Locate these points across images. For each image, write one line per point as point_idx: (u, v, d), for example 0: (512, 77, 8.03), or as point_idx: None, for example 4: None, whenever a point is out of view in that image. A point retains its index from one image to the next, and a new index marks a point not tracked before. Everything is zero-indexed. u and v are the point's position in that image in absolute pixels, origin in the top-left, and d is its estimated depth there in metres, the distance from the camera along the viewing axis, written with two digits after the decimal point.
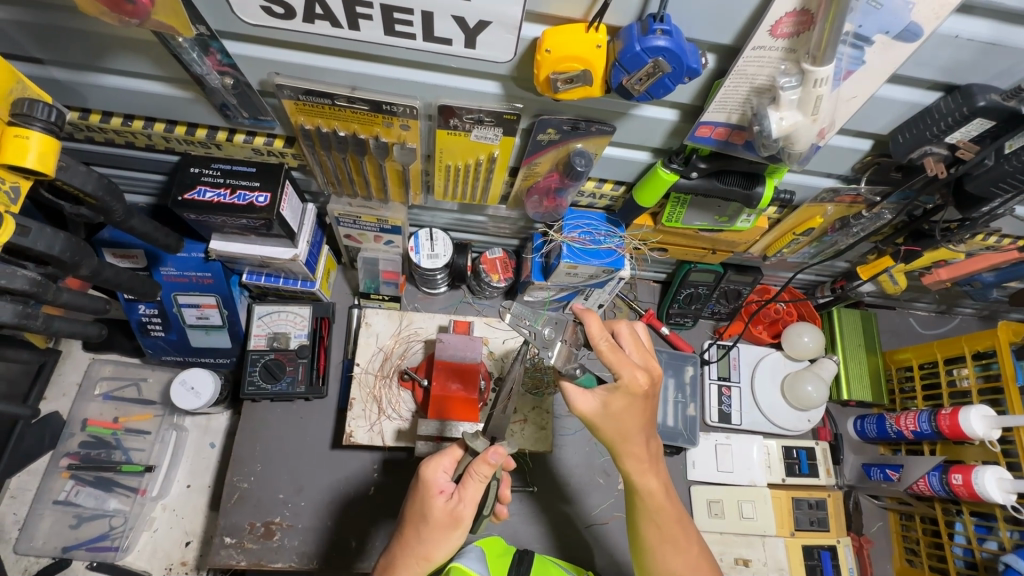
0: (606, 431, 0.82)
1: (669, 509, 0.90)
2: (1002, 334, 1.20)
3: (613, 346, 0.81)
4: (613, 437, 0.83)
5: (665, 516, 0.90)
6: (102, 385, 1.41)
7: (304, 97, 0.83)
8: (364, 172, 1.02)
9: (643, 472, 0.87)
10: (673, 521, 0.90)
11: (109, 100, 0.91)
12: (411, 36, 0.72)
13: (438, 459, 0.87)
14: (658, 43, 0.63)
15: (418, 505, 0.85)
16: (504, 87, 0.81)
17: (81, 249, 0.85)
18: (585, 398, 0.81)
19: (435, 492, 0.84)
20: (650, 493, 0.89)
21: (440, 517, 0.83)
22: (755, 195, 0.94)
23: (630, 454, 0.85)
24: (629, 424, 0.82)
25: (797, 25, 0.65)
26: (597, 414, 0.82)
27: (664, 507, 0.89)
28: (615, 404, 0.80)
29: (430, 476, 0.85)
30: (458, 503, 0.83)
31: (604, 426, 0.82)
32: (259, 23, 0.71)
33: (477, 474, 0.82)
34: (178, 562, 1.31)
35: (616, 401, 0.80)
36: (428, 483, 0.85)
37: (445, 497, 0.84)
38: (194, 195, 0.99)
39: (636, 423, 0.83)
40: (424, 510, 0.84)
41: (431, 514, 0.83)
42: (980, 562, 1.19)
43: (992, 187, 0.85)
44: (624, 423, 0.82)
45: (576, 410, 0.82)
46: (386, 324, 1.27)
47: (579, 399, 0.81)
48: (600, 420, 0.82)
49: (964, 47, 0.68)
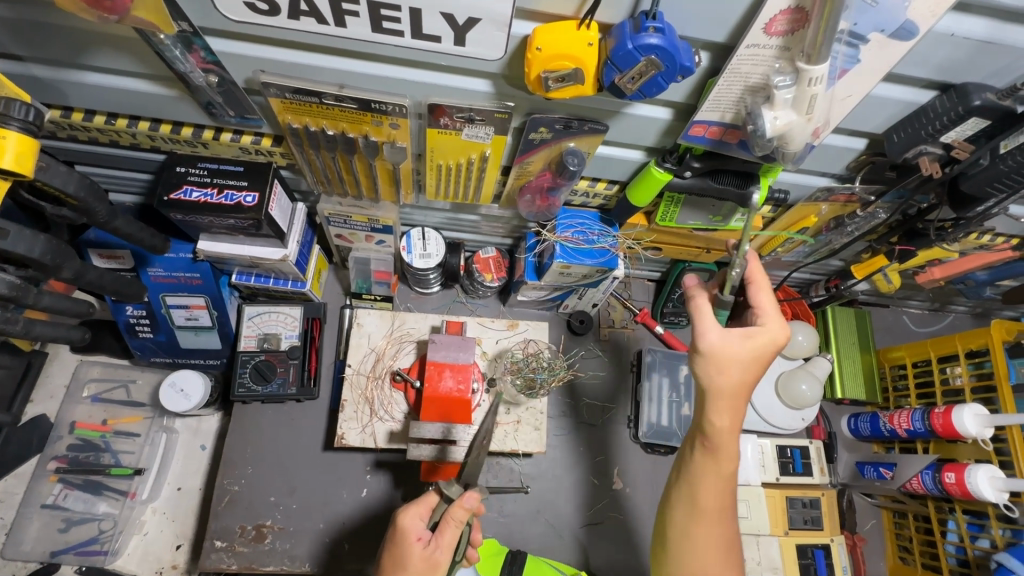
0: (715, 372, 0.79)
1: (720, 501, 0.83)
2: (996, 333, 1.20)
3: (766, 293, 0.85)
4: (710, 383, 0.80)
5: (707, 504, 0.83)
6: (90, 387, 1.38)
7: (292, 96, 0.82)
8: (354, 170, 1.01)
9: (720, 445, 0.81)
10: (712, 513, 0.83)
11: (91, 98, 0.89)
12: (400, 33, 0.70)
13: (414, 507, 0.86)
14: (651, 41, 0.62)
15: (395, 553, 0.83)
16: (495, 85, 0.80)
17: (63, 251, 0.84)
18: (708, 330, 0.80)
19: (413, 540, 0.83)
20: (716, 473, 0.82)
21: (419, 566, 0.81)
22: (749, 195, 0.93)
23: (716, 415, 0.80)
24: (742, 375, 0.79)
25: (792, 22, 0.64)
26: (712, 351, 0.79)
27: (719, 490, 0.83)
28: (739, 347, 0.79)
29: (408, 524, 0.84)
30: (436, 550, 0.82)
31: (707, 366, 0.80)
32: (243, 19, 0.69)
33: (454, 518, 0.83)
34: (169, 566, 1.30)
35: (741, 342, 0.79)
36: (405, 531, 0.83)
37: (423, 544, 0.83)
38: (181, 195, 0.97)
39: (742, 377, 0.79)
40: (400, 560, 0.82)
41: (409, 563, 0.81)
42: (972, 560, 1.19)
43: (986, 187, 0.85)
44: (738, 372, 0.79)
45: (698, 341, 0.80)
46: (378, 325, 1.26)
47: (706, 327, 0.80)
48: (716, 356, 0.79)
49: (959, 46, 0.67)
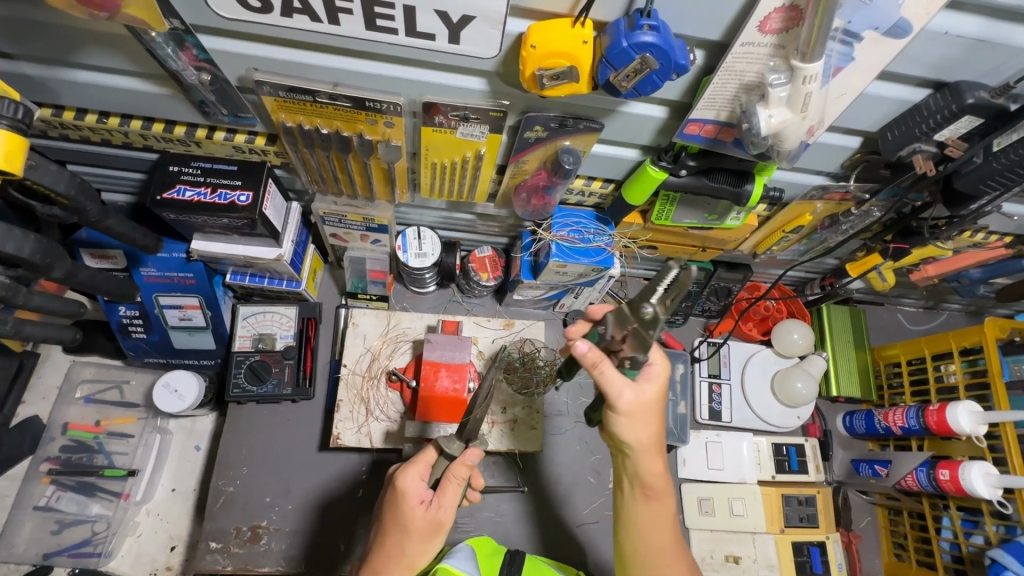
0: (630, 430, 0.79)
1: (665, 536, 0.85)
2: (989, 330, 1.21)
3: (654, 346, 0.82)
4: (636, 439, 0.79)
5: (659, 542, 0.85)
6: (83, 388, 1.37)
7: (286, 94, 0.81)
8: (349, 169, 1.00)
9: (657, 490, 0.83)
10: (667, 550, 0.85)
11: (83, 96, 0.88)
12: (393, 30, 0.70)
13: (413, 467, 0.84)
14: (646, 39, 0.62)
15: (396, 515, 0.83)
16: (490, 84, 0.80)
17: (53, 251, 0.83)
18: (623, 390, 0.76)
19: (414, 502, 0.83)
20: (659, 512, 0.84)
21: (423, 526, 0.83)
22: (745, 193, 0.93)
23: (646, 465, 0.82)
24: (655, 427, 0.80)
25: (786, 21, 0.64)
26: (631, 408, 0.77)
27: (664, 527, 0.85)
28: (652, 399, 0.78)
29: (408, 486, 0.83)
30: (438, 509, 0.83)
31: (630, 425, 0.78)
32: (235, 17, 0.69)
33: (456, 476, 0.83)
34: (163, 567, 1.29)
35: (652, 392, 0.78)
36: (406, 494, 0.83)
37: (425, 506, 0.83)
38: (174, 194, 0.96)
39: (657, 428, 0.80)
40: (403, 521, 0.83)
41: (412, 524, 0.82)
42: (967, 557, 1.20)
43: (980, 185, 0.85)
44: (654, 425, 0.80)
45: (617, 402, 0.76)
46: (373, 325, 1.25)
47: (618, 388, 0.76)
48: (636, 413, 0.78)
49: (953, 44, 0.67)
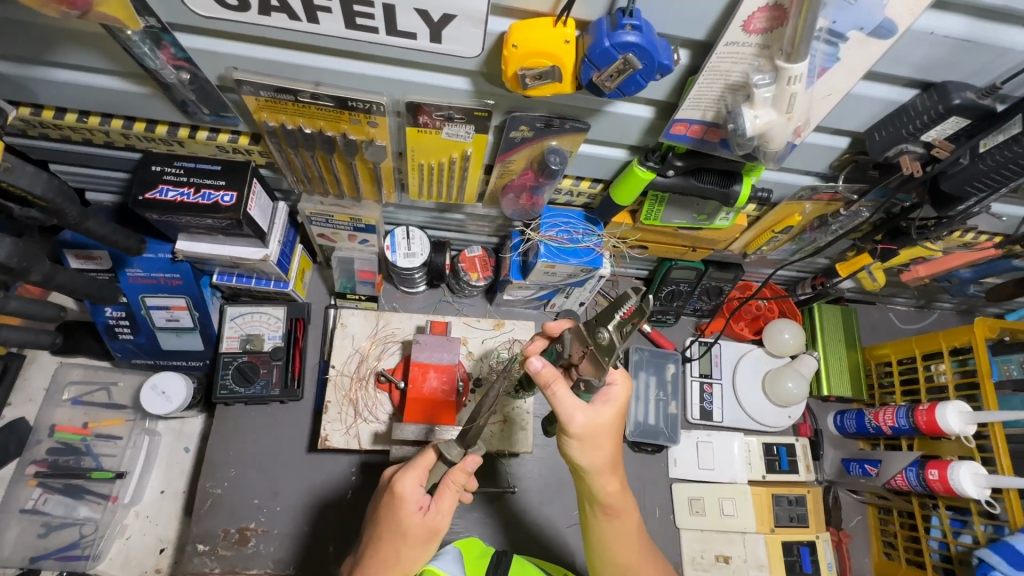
0: (582, 454, 0.81)
1: (631, 548, 0.87)
2: (979, 330, 1.21)
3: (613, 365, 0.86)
4: (590, 460, 0.81)
5: (625, 550, 0.87)
6: (70, 390, 1.36)
7: (267, 94, 0.80)
8: (334, 169, 0.99)
9: (615, 507, 0.85)
10: (634, 555, 0.88)
11: (62, 96, 0.87)
12: (374, 30, 0.69)
13: (413, 471, 0.84)
14: (629, 39, 0.61)
15: (393, 520, 0.83)
16: (474, 83, 0.79)
17: (31, 254, 0.82)
18: (574, 412, 0.78)
19: (412, 508, 0.82)
20: (621, 524, 0.87)
21: (419, 532, 0.82)
22: (733, 194, 0.92)
23: (602, 483, 0.83)
24: (608, 446, 0.82)
25: (770, 20, 0.63)
26: (584, 431, 0.79)
27: (628, 542, 0.87)
28: (604, 421, 0.80)
29: (407, 491, 0.82)
30: (435, 515, 0.83)
31: (582, 449, 0.80)
32: (212, 15, 0.68)
33: (454, 482, 0.82)
34: (152, 569, 1.28)
35: (604, 414, 0.80)
36: (406, 499, 0.82)
37: (423, 512, 0.83)
38: (156, 194, 0.95)
39: (611, 448, 0.82)
40: (400, 526, 0.82)
41: (409, 531, 0.82)
42: (955, 556, 1.20)
43: (967, 187, 0.84)
44: (607, 446, 0.81)
45: (569, 425, 0.78)
46: (362, 325, 1.24)
47: (570, 411, 0.78)
48: (589, 436, 0.80)
49: (939, 45, 0.66)
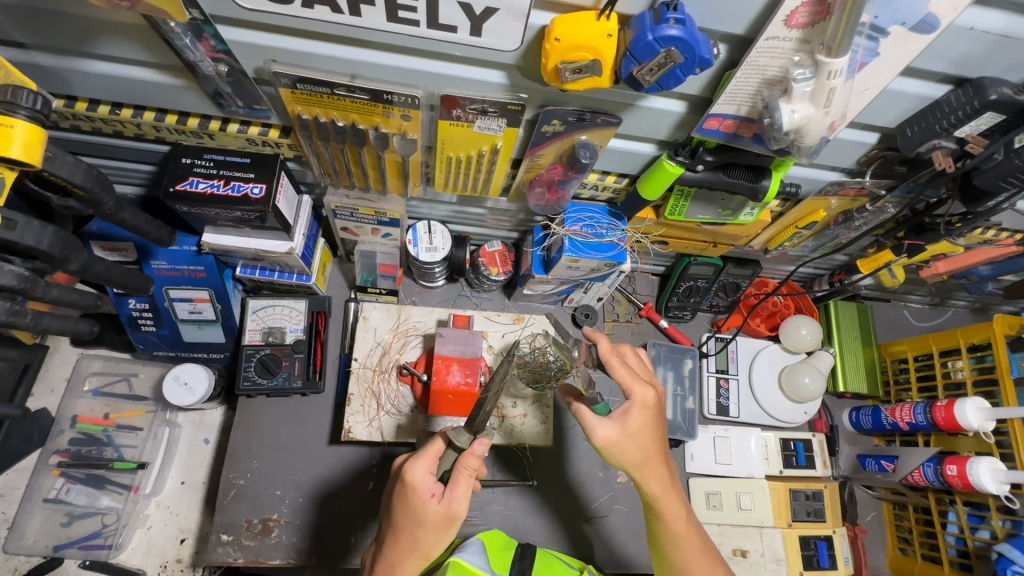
0: (628, 454, 0.84)
1: (692, 535, 0.91)
2: (998, 326, 1.21)
3: (623, 364, 0.87)
4: (634, 460, 0.85)
5: (687, 541, 0.91)
6: (91, 380, 1.37)
7: (301, 86, 0.80)
8: (362, 163, 1.00)
9: (665, 498, 0.88)
10: (695, 545, 0.91)
11: (98, 87, 0.88)
12: (415, 22, 0.69)
13: (421, 459, 0.84)
14: (671, 33, 0.62)
15: (406, 509, 0.83)
16: (509, 77, 0.79)
17: (70, 243, 0.83)
18: (598, 425, 0.83)
19: (425, 495, 0.82)
20: (672, 519, 0.89)
21: (436, 520, 0.82)
22: (761, 189, 0.93)
23: (651, 477, 0.86)
24: (649, 442, 0.85)
25: (812, 15, 0.64)
26: (607, 444, 0.83)
27: (687, 529, 0.90)
28: (634, 424, 0.83)
29: (418, 478, 0.83)
30: (451, 501, 0.83)
31: (619, 451, 0.84)
32: (256, 7, 0.69)
33: (465, 467, 0.83)
34: (173, 559, 1.29)
35: (634, 419, 0.83)
36: (417, 487, 0.82)
37: (436, 499, 0.83)
38: (187, 186, 0.96)
39: (652, 441, 0.85)
40: (415, 515, 0.82)
41: (424, 518, 0.82)
42: (972, 551, 1.21)
43: (998, 182, 0.85)
44: (646, 442, 0.84)
45: (597, 439, 0.83)
46: (384, 318, 1.25)
47: (592, 425, 0.83)
48: (623, 444, 0.83)
49: (978, 40, 0.67)
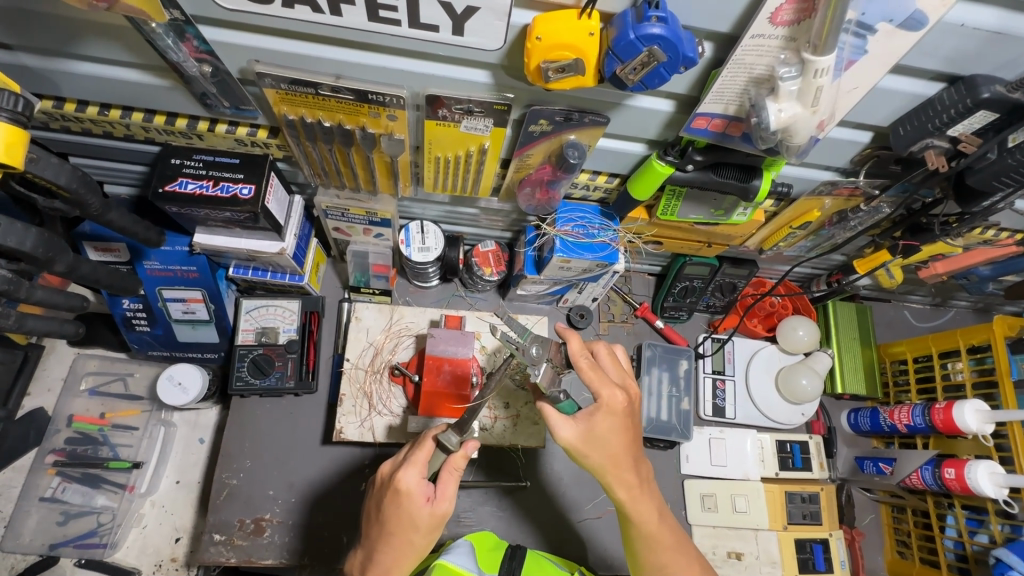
0: (593, 457, 0.83)
1: (665, 534, 0.90)
2: (998, 328, 1.19)
3: (593, 364, 0.84)
4: (601, 464, 0.84)
5: (660, 542, 0.90)
6: (88, 380, 1.37)
7: (287, 87, 0.80)
8: (351, 163, 0.99)
9: (635, 500, 0.88)
10: (669, 545, 0.91)
11: (85, 89, 0.88)
12: (397, 22, 0.69)
13: (413, 466, 0.83)
14: (654, 31, 0.61)
15: (401, 516, 0.82)
16: (495, 76, 0.78)
17: (55, 245, 0.84)
18: (563, 426, 0.82)
19: (420, 500, 0.82)
20: (645, 522, 0.89)
21: (429, 522, 0.83)
22: (752, 189, 0.91)
23: (619, 482, 0.86)
24: (614, 446, 0.84)
25: (797, 12, 0.63)
26: (573, 444, 0.83)
27: (660, 530, 0.90)
28: (599, 428, 0.82)
29: (411, 485, 0.82)
30: (442, 502, 0.83)
31: (588, 453, 0.83)
32: (236, 7, 0.68)
33: (453, 468, 0.84)
34: (168, 558, 1.30)
35: (599, 422, 0.82)
36: (412, 493, 0.81)
37: (430, 502, 0.83)
38: (176, 187, 0.96)
39: (621, 444, 0.84)
40: (410, 520, 0.82)
41: (419, 522, 0.82)
42: (971, 555, 1.19)
43: (993, 182, 0.83)
44: (611, 446, 0.84)
45: (561, 440, 0.83)
46: (377, 318, 1.25)
47: (555, 425, 0.83)
48: (586, 448, 0.83)
49: (969, 36, 0.66)
